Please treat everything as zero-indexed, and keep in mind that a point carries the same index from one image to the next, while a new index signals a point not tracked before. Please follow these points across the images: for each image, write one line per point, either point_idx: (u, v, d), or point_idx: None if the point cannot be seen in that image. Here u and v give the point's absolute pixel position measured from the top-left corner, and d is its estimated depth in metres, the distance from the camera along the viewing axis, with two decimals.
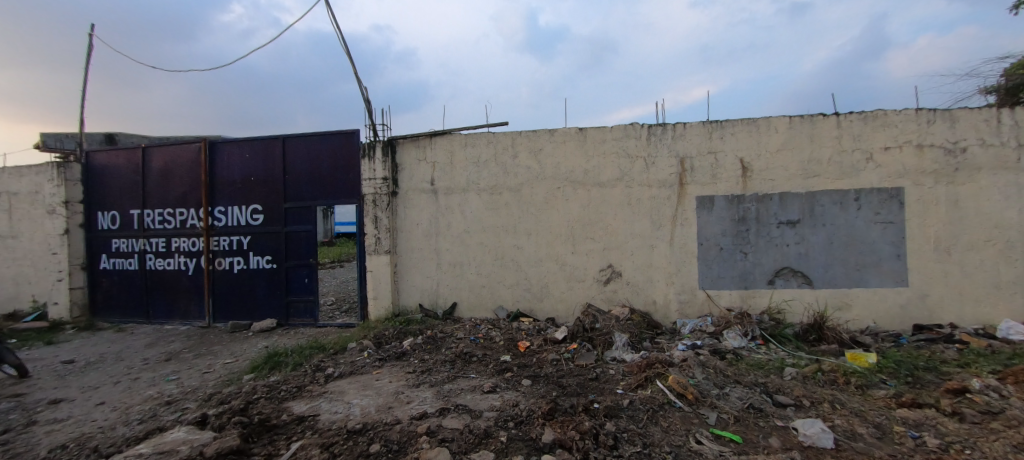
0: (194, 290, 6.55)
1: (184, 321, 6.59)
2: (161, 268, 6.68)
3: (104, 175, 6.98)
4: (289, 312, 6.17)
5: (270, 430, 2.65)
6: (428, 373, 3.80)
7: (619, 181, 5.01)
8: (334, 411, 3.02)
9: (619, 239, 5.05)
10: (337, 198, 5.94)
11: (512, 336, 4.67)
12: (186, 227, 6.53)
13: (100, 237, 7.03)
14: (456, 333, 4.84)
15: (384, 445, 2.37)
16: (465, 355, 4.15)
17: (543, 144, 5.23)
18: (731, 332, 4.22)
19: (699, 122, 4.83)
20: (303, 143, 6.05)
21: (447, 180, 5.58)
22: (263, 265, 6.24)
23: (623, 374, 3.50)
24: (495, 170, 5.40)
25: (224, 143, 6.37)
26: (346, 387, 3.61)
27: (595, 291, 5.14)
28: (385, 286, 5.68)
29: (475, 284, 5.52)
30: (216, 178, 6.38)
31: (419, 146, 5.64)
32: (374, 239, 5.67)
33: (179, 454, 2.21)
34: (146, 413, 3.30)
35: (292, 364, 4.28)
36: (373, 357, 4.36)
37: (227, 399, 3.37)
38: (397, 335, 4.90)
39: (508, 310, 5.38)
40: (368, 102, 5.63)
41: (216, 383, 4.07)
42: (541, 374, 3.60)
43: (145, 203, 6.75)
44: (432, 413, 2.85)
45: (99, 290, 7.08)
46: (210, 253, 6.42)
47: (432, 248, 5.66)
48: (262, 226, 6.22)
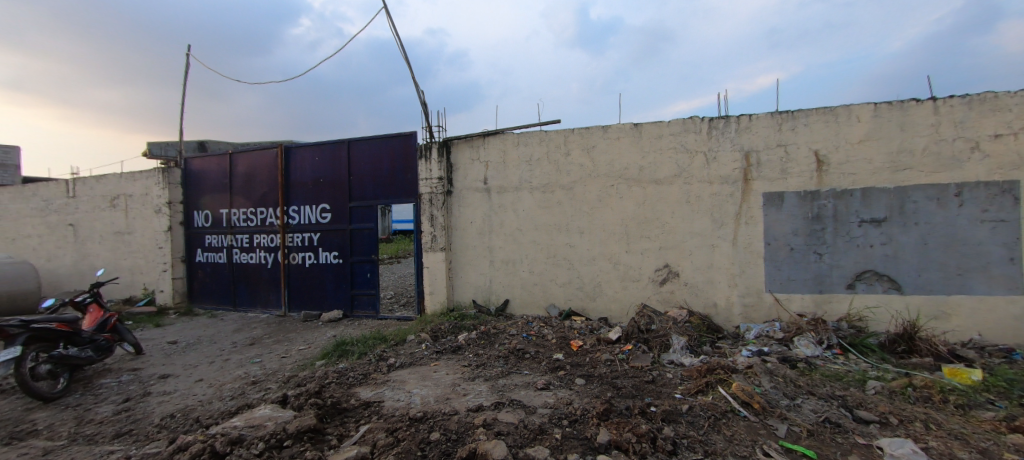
0: (273, 282, 7.19)
1: (264, 310, 7.25)
2: (245, 261, 7.40)
3: (199, 178, 7.84)
4: (353, 304, 6.59)
5: (341, 413, 2.87)
6: (483, 367, 3.90)
7: (677, 178, 4.82)
8: (397, 398, 3.20)
9: (676, 238, 4.86)
10: (397, 198, 6.24)
11: (564, 334, 4.67)
12: (266, 225, 7.18)
13: (196, 233, 7.92)
14: (509, 330, 4.92)
15: (444, 434, 2.48)
16: (518, 352, 4.22)
17: (596, 141, 5.15)
18: (803, 340, 3.92)
19: (767, 113, 4.53)
20: (366, 145, 6.41)
21: (500, 179, 5.67)
22: (331, 260, 6.71)
23: (681, 379, 3.37)
24: (547, 168, 5.41)
25: (297, 148, 6.91)
26: (406, 377, 3.80)
27: (651, 291, 4.99)
28: (441, 282, 5.89)
29: (528, 282, 5.57)
30: (291, 180, 6.95)
31: (473, 146, 5.78)
32: (431, 236, 5.90)
33: (266, 428, 2.45)
34: (236, 391, 3.70)
35: (357, 353, 4.58)
36: (431, 349, 4.55)
37: (303, 382, 3.69)
38: (453, 330, 5.07)
39: (561, 308, 5.38)
40: (425, 105, 5.87)
41: (293, 367, 4.46)
42: (594, 374, 3.57)
43: (231, 203, 7.50)
44: (488, 406, 2.93)
45: (195, 280, 7.98)
46: (286, 249, 7.01)
47: (486, 246, 5.78)
48: (330, 223, 6.68)
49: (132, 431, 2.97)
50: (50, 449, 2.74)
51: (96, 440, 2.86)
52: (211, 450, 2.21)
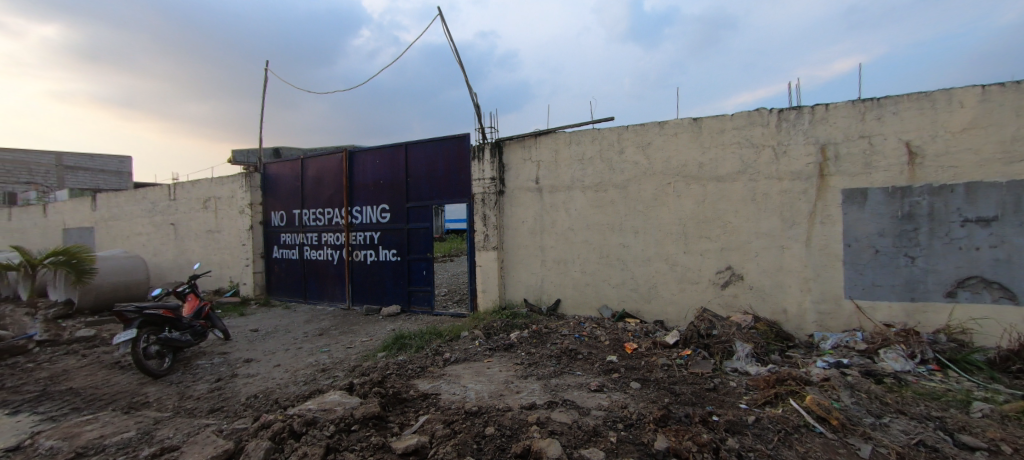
0: (338, 277, 7.68)
1: (331, 303, 7.77)
2: (315, 257, 7.97)
3: (275, 181, 8.57)
4: (410, 300, 6.88)
5: (401, 403, 3.02)
6: (535, 366, 3.92)
7: (741, 174, 4.55)
8: (453, 392, 3.31)
9: (740, 239, 4.59)
10: (451, 198, 6.42)
11: (618, 336, 4.57)
12: (332, 224, 7.68)
13: (273, 232, 8.65)
14: (560, 330, 4.90)
15: (498, 430, 2.52)
16: (570, 352, 4.19)
17: (652, 138, 4.98)
18: (891, 353, 3.54)
19: (846, 101, 4.14)
20: (422, 148, 6.66)
21: (552, 178, 5.65)
22: (390, 258, 7.04)
23: (746, 388, 3.18)
24: (600, 167, 5.31)
25: (360, 152, 7.33)
26: (461, 372, 3.91)
27: (711, 295, 4.74)
28: (494, 280, 5.99)
29: (580, 282, 5.51)
30: (354, 182, 7.38)
31: (525, 146, 5.82)
32: (484, 235, 6.03)
33: (337, 412, 2.64)
34: (308, 377, 4.01)
35: (415, 347, 4.77)
36: (484, 346, 4.64)
37: (366, 372, 3.92)
38: (505, 328, 5.14)
39: (614, 310, 5.27)
40: (478, 106, 5.98)
41: (357, 357, 4.74)
42: (651, 379, 3.46)
43: (303, 204, 8.11)
44: (541, 405, 2.94)
45: (272, 275, 8.73)
46: (350, 246, 7.46)
47: (538, 245, 5.79)
48: (390, 223, 7.01)
49: (223, 407, 3.32)
50: (160, 419, 3.13)
51: (195, 413, 3.24)
52: (290, 429, 2.42)
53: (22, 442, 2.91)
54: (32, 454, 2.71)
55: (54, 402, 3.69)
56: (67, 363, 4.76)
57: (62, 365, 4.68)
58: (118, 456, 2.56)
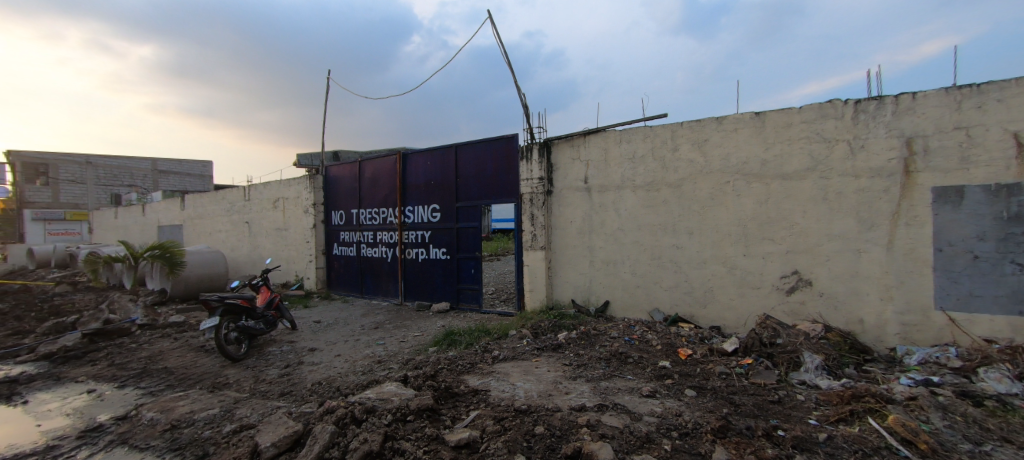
0: (392, 274, 8.01)
1: (385, 299, 8.13)
2: (370, 254, 8.37)
3: (335, 183, 9.09)
4: (459, 297, 7.04)
5: (453, 397, 3.10)
6: (584, 368, 3.87)
7: (810, 171, 4.22)
8: (503, 389, 3.35)
9: (809, 241, 4.25)
10: (500, 198, 6.49)
11: (671, 341, 4.40)
12: (387, 223, 8.03)
13: (334, 230, 9.19)
14: (610, 332, 4.80)
15: (548, 429, 2.52)
16: (620, 355, 4.08)
17: (709, 134, 4.75)
18: (993, 372, 3.11)
19: (937, 89, 3.71)
20: (472, 149, 6.79)
21: (602, 178, 5.56)
22: (440, 256, 7.24)
23: (816, 403, 2.93)
24: (653, 166, 5.14)
25: (413, 153, 7.60)
26: (510, 370, 3.95)
27: (775, 301, 4.44)
28: (541, 280, 5.99)
29: (630, 284, 5.36)
30: (407, 182, 7.67)
31: (575, 145, 5.76)
32: (532, 235, 6.04)
33: (393, 402, 2.76)
34: (365, 368, 4.22)
35: (464, 344, 4.88)
36: (532, 345, 4.65)
37: (419, 365, 4.06)
38: (553, 328, 5.12)
39: (666, 313, 5.08)
40: (527, 107, 6.01)
41: (410, 351, 4.93)
42: (707, 387, 3.29)
43: (360, 204, 8.55)
44: (591, 407, 2.90)
45: (332, 270, 9.27)
46: (403, 244, 7.76)
47: (587, 246, 5.72)
48: (440, 222, 7.21)
49: (291, 391, 3.58)
50: (238, 399, 3.44)
51: (268, 395, 3.52)
52: (352, 415, 2.56)
53: (128, 413, 3.31)
54: (137, 423, 3.07)
55: (152, 379, 4.17)
56: (163, 345, 5.36)
57: (158, 347, 5.28)
58: (204, 431, 2.84)
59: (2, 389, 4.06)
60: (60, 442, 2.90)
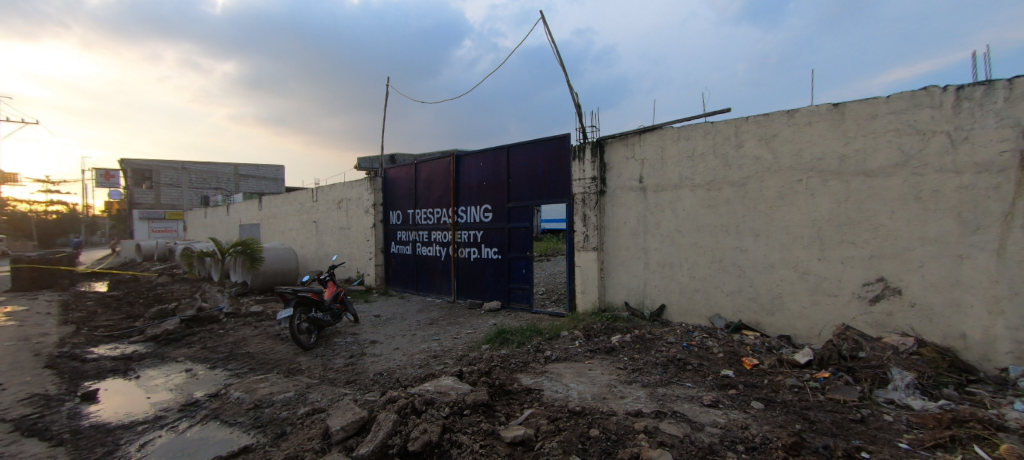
0: (445, 272, 8.25)
1: (438, 296, 8.37)
2: (425, 253, 8.67)
3: (393, 184, 9.51)
4: (510, 296, 7.09)
5: (507, 394, 3.13)
6: (640, 373, 3.74)
7: (900, 167, 3.78)
8: (556, 389, 3.33)
9: (897, 246, 3.82)
10: (551, 198, 6.45)
11: (734, 349, 4.15)
12: (441, 223, 8.28)
13: (392, 229, 9.61)
14: (666, 337, 4.62)
15: (604, 433, 2.47)
16: (678, 361, 3.91)
17: (778, 129, 4.42)
18: None
19: None
20: (523, 149, 6.82)
21: (658, 177, 5.36)
22: (492, 255, 7.35)
23: (907, 426, 2.63)
24: (714, 163, 4.88)
25: (466, 155, 7.78)
26: (562, 370, 3.92)
27: (855, 310, 4.03)
28: (593, 282, 5.90)
29: (688, 288, 5.12)
30: (461, 183, 7.86)
31: (628, 144, 5.62)
32: (584, 235, 5.98)
33: (451, 395, 2.84)
34: (422, 361, 4.38)
35: (516, 342, 4.91)
36: (585, 347, 4.58)
37: (474, 361, 4.15)
38: (606, 330, 5.01)
39: (728, 319, 4.80)
40: (580, 106, 5.93)
41: (464, 347, 5.05)
42: (777, 400, 3.06)
43: (416, 204, 8.88)
44: (648, 413, 2.81)
45: (390, 268, 9.71)
46: (456, 244, 7.96)
47: (641, 247, 5.55)
48: (492, 222, 7.31)
49: (356, 380, 3.81)
50: (310, 384, 3.70)
51: (335, 383, 3.76)
52: (412, 406, 2.66)
53: (219, 391, 3.68)
54: (226, 401, 3.41)
55: (237, 362, 4.60)
56: (245, 332, 5.91)
57: (241, 333, 5.83)
58: (282, 411, 3.09)
59: (120, 364, 4.69)
60: (165, 413, 3.29)
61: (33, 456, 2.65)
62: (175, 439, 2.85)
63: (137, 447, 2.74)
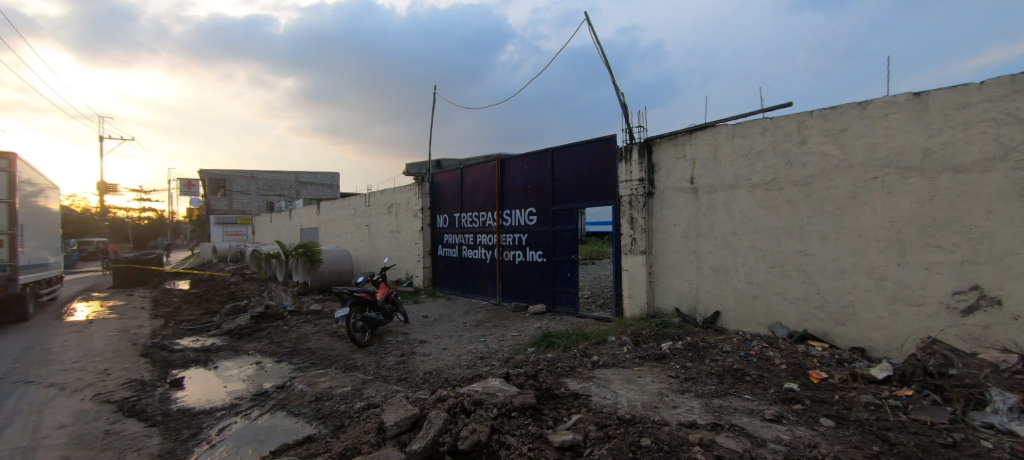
0: (491, 274, 8.34)
1: (484, 298, 8.48)
2: (471, 256, 8.82)
3: (440, 189, 9.77)
4: (556, 300, 7.04)
5: (554, 398, 3.11)
6: (693, 382, 3.58)
7: (998, 162, 3.35)
8: (604, 396, 3.27)
9: (995, 250, 3.38)
10: (597, 200, 6.34)
11: (799, 360, 3.86)
12: (487, 226, 8.39)
13: (439, 232, 9.86)
14: (721, 345, 4.39)
15: (656, 443, 2.39)
16: (735, 372, 3.71)
17: (848, 123, 4.08)
18: None
19: None
20: (568, 152, 6.77)
21: (711, 177, 5.13)
22: (537, 258, 7.34)
23: (1011, 454, 2.32)
24: (774, 162, 4.59)
25: (510, 159, 7.84)
26: (610, 377, 3.83)
27: (944, 322, 3.61)
28: (641, 286, 5.74)
29: (746, 294, 4.85)
30: (506, 187, 7.93)
31: (678, 143, 5.43)
32: (631, 239, 5.84)
33: (498, 397, 2.87)
34: (469, 362, 4.46)
35: (562, 346, 4.86)
36: (633, 353, 4.45)
37: (520, 364, 4.17)
38: (655, 336, 4.84)
39: (791, 328, 4.48)
40: (627, 106, 5.80)
41: (510, 349, 5.08)
42: (850, 418, 2.82)
43: (462, 208, 9.07)
44: (703, 425, 2.68)
45: (437, 270, 9.96)
46: (501, 247, 8.03)
47: (693, 250, 5.32)
48: (538, 225, 7.31)
49: (407, 378, 3.94)
50: (365, 380, 3.88)
51: (388, 380, 3.92)
52: (462, 405, 2.71)
53: (285, 383, 3.94)
54: (291, 393, 3.64)
55: (299, 356, 4.92)
56: (306, 329, 6.30)
57: (303, 330, 6.22)
58: (341, 405, 3.26)
59: (200, 355, 5.16)
60: (239, 401, 3.58)
61: (132, 434, 2.98)
62: (247, 425, 3.08)
63: (216, 431, 3.00)
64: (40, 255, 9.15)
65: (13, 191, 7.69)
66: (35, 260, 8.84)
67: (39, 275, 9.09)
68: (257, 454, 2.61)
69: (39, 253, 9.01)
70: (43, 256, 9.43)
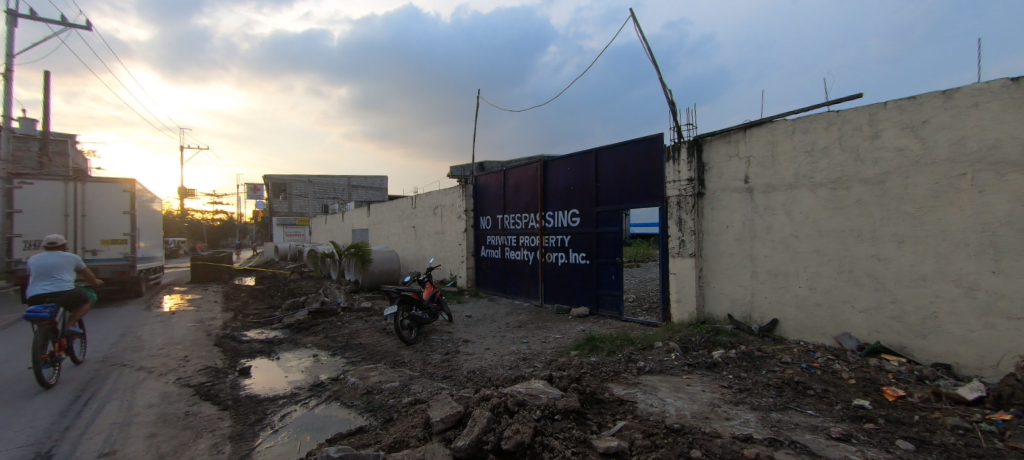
0: (533, 276, 8.33)
1: (526, 300, 8.48)
2: (514, 257, 8.86)
3: (483, 191, 9.90)
4: (599, 303, 6.91)
5: (598, 403, 3.05)
6: (748, 394, 3.38)
7: None
8: (651, 403, 3.16)
9: None
10: (643, 201, 6.16)
11: (870, 375, 3.54)
12: (529, 228, 8.39)
13: (482, 234, 9.99)
14: (780, 356, 4.12)
15: (707, 455, 2.28)
16: (795, 385, 3.47)
17: (929, 114, 3.68)
18: None
19: None
20: (612, 152, 6.64)
21: (768, 176, 4.84)
22: (580, 260, 7.25)
23: None
24: (840, 159, 4.24)
25: (553, 160, 7.80)
26: (658, 384, 3.70)
27: None
28: (691, 290, 5.52)
29: (807, 302, 4.52)
30: (548, 188, 7.90)
31: (731, 141, 5.20)
32: (679, 241, 5.65)
33: (542, 399, 2.85)
34: (512, 363, 4.48)
35: (607, 350, 4.76)
36: (682, 361, 4.28)
37: (563, 367, 4.13)
38: (706, 344, 4.63)
39: (861, 340, 4.11)
40: (675, 103, 5.61)
41: (553, 352, 5.04)
42: (931, 442, 2.54)
43: (505, 210, 9.13)
44: (760, 440, 2.52)
45: (480, 270, 10.09)
46: (544, 248, 8.01)
47: (748, 254, 5.05)
48: (581, 227, 7.22)
49: (452, 376, 4.03)
50: (412, 376, 4.00)
51: (434, 377, 4.01)
52: (505, 406, 2.72)
53: (339, 376, 4.15)
54: (344, 385, 3.83)
55: (352, 351, 5.16)
56: (357, 325, 6.60)
57: (354, 326, 6.52)
58: (390, 399, 3.38)
59: (265, 346, 5.56)
60: (299, 391, 3.81)
61: (207, 416, 3.25)
62: (306, 413, 3.28)
63: (279, 417, 3.21)
64: (149, 250, 11.28)
65: (133, 205, 10.07)
66: (148, 254, 11.12)
67: (151, 266, 11.44)
68: (316, 441, 2.77)
69: (150, 249, 11.22)
70: (155, 249, 11.63)
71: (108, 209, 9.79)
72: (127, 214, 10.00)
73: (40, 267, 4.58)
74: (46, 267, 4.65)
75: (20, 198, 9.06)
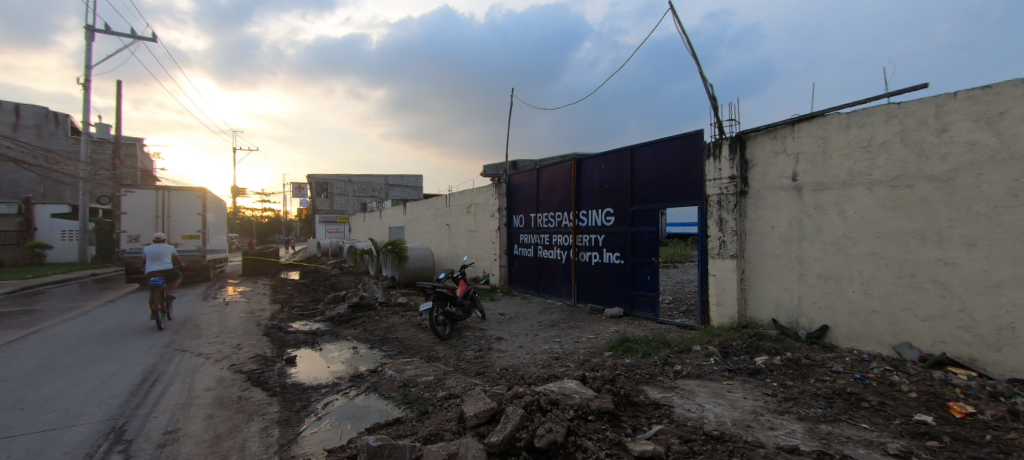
0: (566, 275, 8.26)
1: (559, 299, 8.41)
2: (547, 256, 8.82)
3: (516, 190, 9.92)
4: (634, 304, 6.76)
5: (633, 405, 2.98)
6: (794, 403, 3.21)
7: None
8: (688, 408, 3.06)
9: None
10: (680, 200, 5.98)
11: (935, 389, 3.27)
12: (563, 226, 8.33)
13: (515, 232, 10.01)
14: (831, 365, 3.88)
15: None
16: (847, 396, 3.26)
17: (1008, 104, 3.34)
18: None
19: None
20: (649, 149, 6.48)
21: (818, 173, 4.58)
22: (614, 260, 7.12)
23: None
24: (902, 154, 3.94)
25: (587, 159, 7.70)
26: (696, 389, 3.58)
27: None
28: (732, 293, 5.32)
29: (862, 308, 4.23)
30: (582, 187, 7.82)
31: (777, 137, 4.96)
32: (720, 242, 5.45)
33: (575, 399, 2.82)
34: (544, 361, 4.48)
35: (641, 352, 4.66)
36: (722, 366, 4.12)
37: (597, 367, 4.07)
38: (748, 349, 4.44)
39: (924, 351, 3.80)
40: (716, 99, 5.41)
41: (586, 352, 4.99)
42: None
43: (538, 209, 9.11)
44: (807, 452, 2.39)
45: (512, 269, 10.12)
46: (577, 247, 7.93)
47: (796, 256, 4.79)
48: (615, 226, 7.09)
49: (485, 372, 4.06)
50: (446, 371, 4.06)
51: (467, 372, 4.07)
52: (538, 404, 2.72)
53: (377, 368, 4.28)
54: (382, 377, 3.95)
55: (388, 344, 5.32)
56: (393, 319, 6.78)
57: (391, 320, 6.71)
58: (425, 392, 3.45)
59: (308, 337, 5.83)
60: (340, 381, 3.97)
61: (258, 401, 3.44)
62: (347, 402, 3.41)
63: (322, 405, 3.35)
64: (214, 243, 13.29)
65: (205, 207, 12.33)
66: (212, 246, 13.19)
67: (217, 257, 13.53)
68: (355, 429, 2.87)
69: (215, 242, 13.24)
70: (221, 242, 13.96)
71: (186, 212, 12.04)
72: (199, 215, 12.23)
73: (150, 253, 7.11)
74: (154, 253, 7.23)
75: (125, 202, 11.47)
